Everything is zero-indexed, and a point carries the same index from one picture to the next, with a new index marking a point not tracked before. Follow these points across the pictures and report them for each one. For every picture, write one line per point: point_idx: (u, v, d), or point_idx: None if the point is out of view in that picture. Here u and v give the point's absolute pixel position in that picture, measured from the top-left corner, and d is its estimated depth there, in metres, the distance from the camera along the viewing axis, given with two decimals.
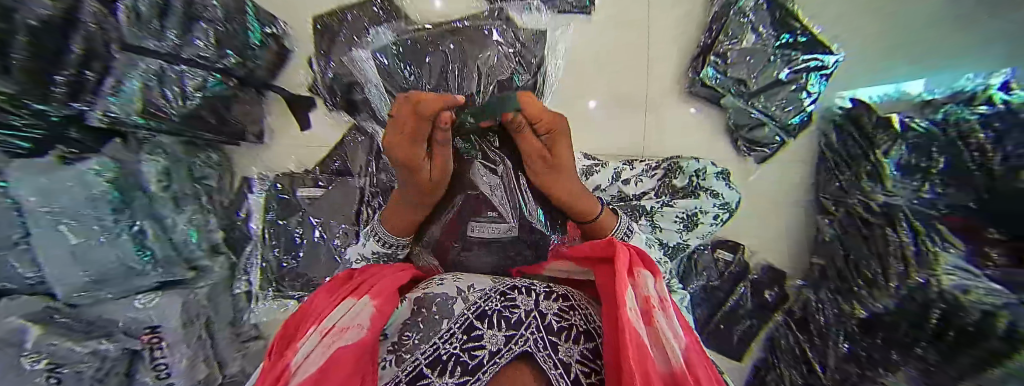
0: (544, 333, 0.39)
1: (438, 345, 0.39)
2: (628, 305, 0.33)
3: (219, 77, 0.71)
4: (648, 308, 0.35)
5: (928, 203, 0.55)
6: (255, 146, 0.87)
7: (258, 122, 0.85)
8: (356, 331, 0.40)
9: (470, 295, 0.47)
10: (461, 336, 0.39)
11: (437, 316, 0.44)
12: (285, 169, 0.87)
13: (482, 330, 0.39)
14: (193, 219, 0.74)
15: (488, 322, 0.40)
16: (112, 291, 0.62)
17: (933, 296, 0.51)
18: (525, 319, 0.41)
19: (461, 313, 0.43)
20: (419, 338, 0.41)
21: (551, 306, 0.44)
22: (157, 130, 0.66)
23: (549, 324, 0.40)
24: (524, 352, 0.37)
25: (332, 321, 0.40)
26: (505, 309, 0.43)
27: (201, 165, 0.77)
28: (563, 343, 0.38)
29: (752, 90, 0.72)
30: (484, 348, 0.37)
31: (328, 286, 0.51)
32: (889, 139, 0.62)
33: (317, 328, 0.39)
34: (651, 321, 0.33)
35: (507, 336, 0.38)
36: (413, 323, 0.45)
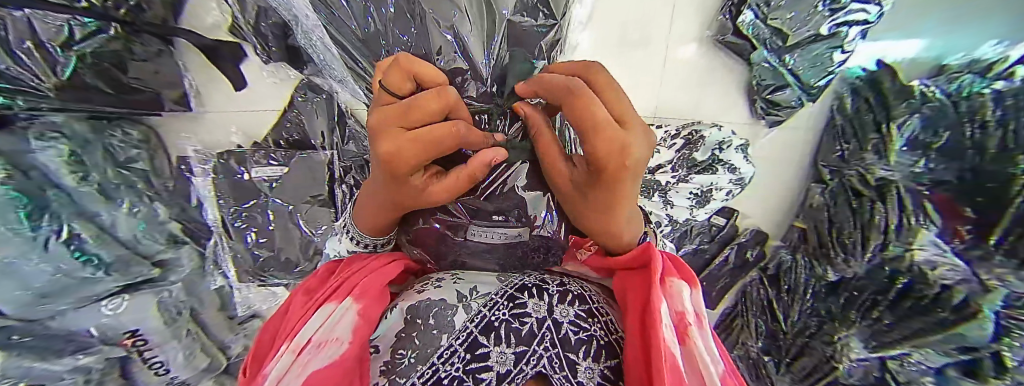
0: (560, 348, 0.32)
1: (436, 365, 0.31)
2: (663, 319, 0.25)
3: (93, 22, 0.51)
4: (684, 325, 0.27)
5: (918, 178, 0.55)
6: (186, 115, 0.71)
7: (179, 83, 0.66)
8: (337, 346, 0.31)
9: (473, 300, 0.37)
10: (463, 355, 0.32)
11: (434, 330, 0.35)
12: (230, 145, 0.72)
13: (488, 347, 0.32)
14: (134, 212, 0.64)
15: (495, 336, 0.33)
16: (65, 303, 0.55)
17: (903, 268, 0.55)
18: (536, 333, 0.33)
19: (461, 326, 0.34)
20: (414, 356, 0.33)
21: (567, 311, 0.36)
22: (38, 109, 0.51)
23: (567, 336, 0.33)
24: (539, 374, 0.31)
25: (307, 335, 0.31)
26: (514, 318, 0.34)
27: (120, 144, 0.64)
28: (582, 361, 0.32)
29: (787, 45, 0.63)
30: (492, 370, 0.31)
31: (307, 286, 0.43)
32: (905, 110, 0.58)
33: (287, 346, 0.30)
34: (689, 344, 0.26)
35: (517, 354, 0.31)
36: (407, 337, 0.36)
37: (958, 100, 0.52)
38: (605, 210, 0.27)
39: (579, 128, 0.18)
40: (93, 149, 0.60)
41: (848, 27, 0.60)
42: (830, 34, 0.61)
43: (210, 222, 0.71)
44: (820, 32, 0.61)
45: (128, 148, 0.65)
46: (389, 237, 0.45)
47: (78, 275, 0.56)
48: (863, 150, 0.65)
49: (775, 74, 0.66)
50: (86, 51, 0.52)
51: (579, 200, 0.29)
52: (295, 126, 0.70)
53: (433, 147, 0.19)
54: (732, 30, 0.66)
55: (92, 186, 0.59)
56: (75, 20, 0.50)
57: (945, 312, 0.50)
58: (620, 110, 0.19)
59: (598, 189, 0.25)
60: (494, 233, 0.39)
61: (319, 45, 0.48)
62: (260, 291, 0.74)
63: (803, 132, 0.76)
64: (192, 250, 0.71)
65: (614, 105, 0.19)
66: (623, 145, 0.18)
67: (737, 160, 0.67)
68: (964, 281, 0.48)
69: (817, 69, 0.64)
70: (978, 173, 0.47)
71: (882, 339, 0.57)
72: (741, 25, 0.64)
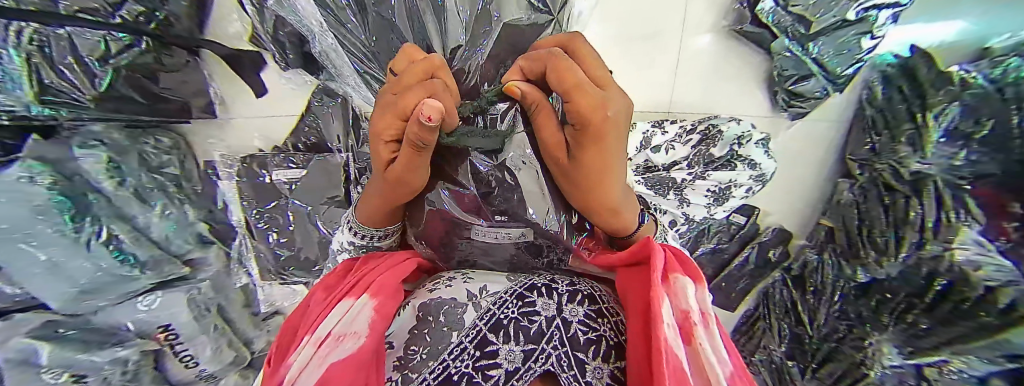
0: (569, 347, 0.32)
1: (447, 361, 0.31)
2: (665, 317, 0.24)
3: (125, 37, 0.55)
4: (690, 326, 0.26)
5: (956, 171, 0.51)
6: (211, 121, 0.74)
7: (204, 91, 0.70)
8: (354, 340, 0.32)
9: (482, 299, 0.38)
10: (472, 351, 0.32)
11: (445, 327, 0.35)
12: (252, 148, 0.75)
13: (497, 344, 0.32)
14: (167, 215, 0.67)
15: (504, 334, 0.33)
16: (108, 298, 0.60)
17: (941, 269, 0.51)
18: (544, 331, 0.33)
19: (472, 324, 0.35)
20: (426, 352, 0.34)
21: (576, 311, 0.36)
22: (81, 118, 0.57)
23: (575, 335, 0.33)
24: (547, 371, 0.30)
25: (326, 330, 0.32)
26: (523, 316, 0.34)
27: (153, 151, 0.67)
28: (591, 361, 0.31)
29: (811, 33, 0.60)
30: (500, 367, 0.30)
31: (326, 284, 0.44)
32: (942, 99, 0.54)
33: (308, 339, 0.31)
34: (694, 345, 0.25)
35: (526, 351, 0.31)
36: (419, 333, 0.36)
37: (1003, 86, 0.47)
38: (596, 187, 0.27)
39: (561, 87, 0.19)
40: (130, 156, 0.64)
41: (879, 10, 0.57)
42: (857, 19, 0.58)
43: (234, 223, 0.75)
44: (848, 17, 0.58)
45: (161, 154, 0.69)
46: (391, 230, 0.46)
47: (114, 272, 0.60)
48: (896, 143, 0.61)
49: (797, 63, 0.63)
50: (120, 64, 0.56)
51: (568, 182, 0.28)
52: (313, 130, 0.73)
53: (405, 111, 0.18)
54: (750, 18, 0.64)
55: (128, 191, 0.63)
56: (111, 35, 0.54)
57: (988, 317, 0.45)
58: (598, 74, 0.21)
59: (584, 161, 0.25)
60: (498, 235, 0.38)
61: (331, 52, 0.50)
62: (281, 289, 0.77)
63: (827, 124, 0.73)
64: (219, 251, 0.74)
65: (592, 68, 0.21)
66: (603, 99, 0.20)
67: (757, 156, 0.64)
68: (1011, 283, 0.42)
69: (845, 56, 0.60)
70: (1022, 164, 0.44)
71: (916, 345, 0.53)
72: (760, 13, 0.63)
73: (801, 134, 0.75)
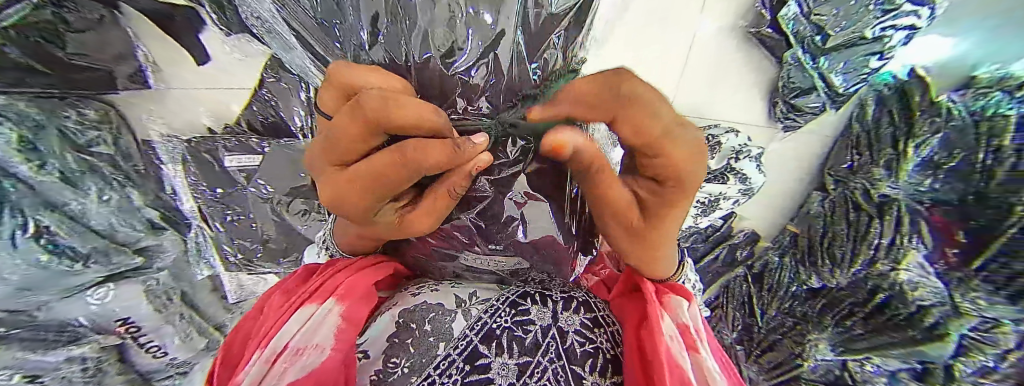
0: (565, 360, 0.31)
1: (432, 376, 0.29)
2: (666, 328, 0.26)
3: None
4: (688, 335, 0.27)
5: (919, 196, 0.56)
6: (146, 92, 0.64)
7: (128, 56, 0.58)
8: (316, 353, 0.29)
9: (472, 307, 0.37)
10: (463, 365, 0.30)
11: (431, 337, 0.33)
12: (200, 126, 0.67)
13: (489, 357, 0.31)
14: (106, 200, 0.60)
15: (497, 345, 0.32)
16: (48, 294, 0.53)
17: (885, 285, 0.59)
18: (541, 340, 0.33)
19: (461, 334, 0.33)
20: (406, 366, 0.31)
21: (571, 320, 0.35)
22: None
23: (571, 348, 0.32)
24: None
25: (284, 340, 0.29)
26: (517, 326, 0.34)
27: (75, 126, 0.57)
28: (588, 376, 0.31)
29: (826, 46, 0.58)
30: (495, 381, 0.29)
31: (285, 287, 0.41)
32: (926, 129, 0.56)
33: (259, 352, 0.27)
34: (697, 354, 0.26)
35: (520, 363, 0.31)
36: (400, 344, 0.34)
37: (980, 120, 0.49)
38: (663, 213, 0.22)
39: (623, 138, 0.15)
40: (48, 134, 0.54)
41: (895, 31, 0.54)
42: (874, 38, 0.55)
43: (186, 209, 0.68)
44: (865, 35, 0.55)
45: (87, 129, 0.58)
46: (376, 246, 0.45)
47: (51, 267, 0.53)
48: (873, 165, 0.63)
49: (805, 75, 0.62)
50: (10, 23, 0.45)
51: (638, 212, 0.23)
52: (268, 109, 0.65)
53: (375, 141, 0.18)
54: (770, 21, 0.61)
55: (53, 175, 0.54)
56: None
57: (913, 331, 0.54)
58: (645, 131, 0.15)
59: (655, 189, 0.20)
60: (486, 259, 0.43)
61: (284, 38, 0.41)
62: (250, 279, 0.73)
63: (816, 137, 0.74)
64: (174, 237, 0.68)
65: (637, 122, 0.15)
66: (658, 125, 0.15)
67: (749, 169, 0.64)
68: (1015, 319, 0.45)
69: (851, 74, 0.59)
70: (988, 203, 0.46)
71: (850, 345, 0.61)
72: (782, 18, 0.60)
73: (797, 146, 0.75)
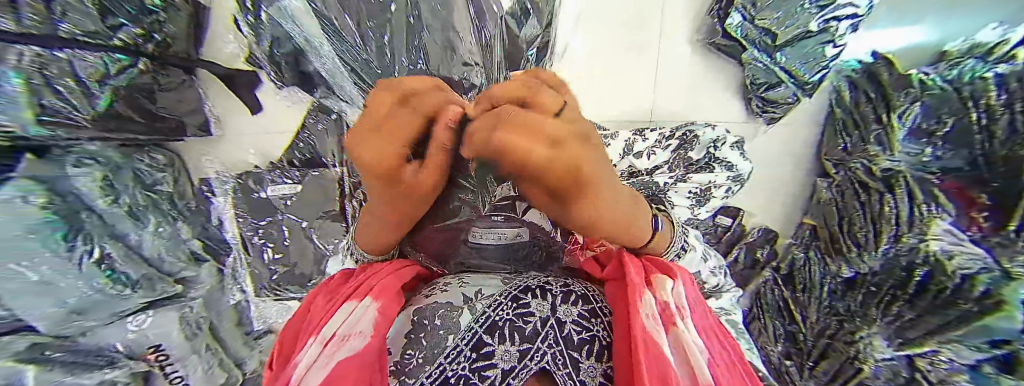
0: (564, 345, 0.31)
1: (443, 366, 0.29)
2: (644, 309, 0.27)
3: (126, 58, 0.58)
4: (669, 316, 0.29)
5: (924, 166, 0.53)
6: (207, 139, 0.78)
7: (199, 110, 0.74)
8: (359, 339, 0.30)
9: (477, 303, 0.37)
10: (470, 353, 0.30)
11: (441, 331, 0.34)
12: (246, 165, 0.79)
13: (492, 345, 0.30)
14: (160, 231, 0.69)
15: (500, 334, 0.31)
16: (95, 319, 0.56)
17: (920, 260, 0.51)
18: (540, 329, 0.32)
19: (467, 327, 0.33)
20: (421, 357, 0.32)
21: (570, 310, 0.35)
22: (77, 139, 0.57)
23: (570, 335, 0.32)
24: (542, 370, 0.30)
25: (332, 330, 0.31)
26: (518, 317, 0.33)
27: (147, 169, 0.69)
28: (585, 360, 0.31)
29: (777, 44, 0.65)
30: (496, 367, 0.29)
31: (328, 288, 0.44)
32: (904, 101, 0.58)
33: (314, 339, 0.30)
34: (675, 331, 0.27)
35: (522, 350, 0.30)
36: (416, 337, 0.34)
37: (959, 87, 0.50)
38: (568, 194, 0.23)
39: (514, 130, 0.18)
40: (124, 174, 0.65)
41: (838, 21, 0.61)
42: (819, 30, 0.62)
43: (229, 237, 0.77)
44: (809, 29, 0.62)
45: (155, 172, 0.71)
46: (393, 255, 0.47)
47: (106, 291, 0.59)
48: (866, 142, 0.65)
49: (768, 72, 0.68)
50: (118, 85, 0.59)
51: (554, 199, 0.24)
52: (306, 146, 0.75)
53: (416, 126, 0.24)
54: (721, 32, 0.70)
55: (120, 208, 0.63)
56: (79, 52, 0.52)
57: (966, 305, 0.43)
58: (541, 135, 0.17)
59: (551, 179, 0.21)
60: (492, 234, 0.47)
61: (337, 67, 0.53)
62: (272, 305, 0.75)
63: (807, 129, 0.79)
64: (212, 268, 0.76)
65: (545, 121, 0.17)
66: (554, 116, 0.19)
67: (733, 157, 0.66)
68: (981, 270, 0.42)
69: (811, 63, 0.64)
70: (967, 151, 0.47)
71: (905, 336, 0.51)
72: (730, 28, 0.68)
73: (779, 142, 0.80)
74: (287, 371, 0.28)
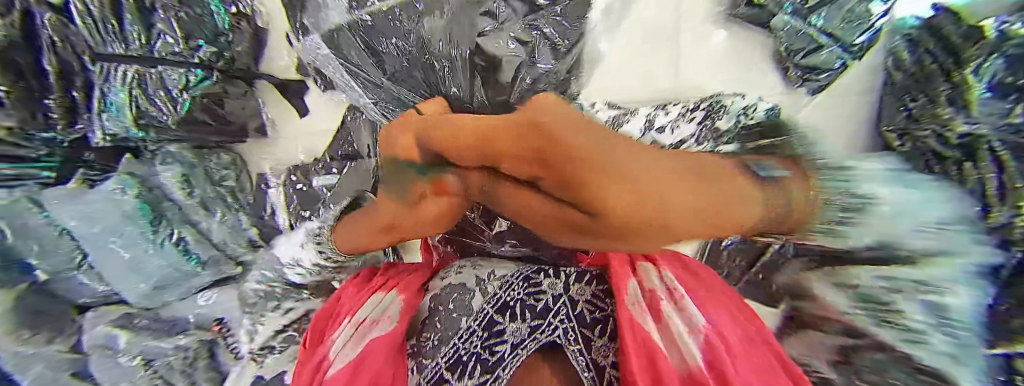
0: (576, 323, 0.38)
1: (457, 345, 0.38)
2: (628, 288, 0.41)
3: (201, 73, 0.70)
4: (657, 300, 0.43)
5: (1020, 126, 0.40)
6: (264, 140, 0.88)
7: (258, 115, 0.84)
8: (384, 325, 0.48)
9: (488, 285, 0.47)
10: (484, 332, 0.38)
11: (454, 311, 0.43)
12: (297, 160, 0.88)
13: (503, 324, 0.39)
14: (223, 221, 0.78)
15: (510, 314, 0.40)
16: (172, 295, 0.68)
17: None
18: (552, 306, 0.40)
19: (479, 309, 0.42)
20: (437, 339, 0.41)
21: (580, 291, 0.43)
22: (163, 139, 0.70)
23: (582, 315, 0.39)
24: (553, 342, 0.37)
25: (365, 315, 0.51)
26: (529, 296, 0.42)
27: (216, 167, 0.80)
28: (596, 339, 0.37)
29: (811, 5, 0.66)
30: (505, 343, 0.36)
31: (358, 281, 0.59)
32: (983, 52, 0.46)
33: (351, 321, 0.50)
34: (665, 321, 0.40)
35: (532, 326, 0.38)
36: (431, 321, 0.44)
37: None
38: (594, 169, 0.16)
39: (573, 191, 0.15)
40: (197, 172, 0.75)
41: None
42: None
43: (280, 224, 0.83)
44: None
45: (223, 169, 0.81)
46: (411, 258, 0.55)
47: (183, 270, 0.68)
48: (937, 106, 0.51)
49: (802, 36, 0.68)
50: (196, 94, 0.70)
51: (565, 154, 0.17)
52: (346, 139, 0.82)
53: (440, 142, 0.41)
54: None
55: (194, 201, 0.74)
56: (165, 70, 0.65)
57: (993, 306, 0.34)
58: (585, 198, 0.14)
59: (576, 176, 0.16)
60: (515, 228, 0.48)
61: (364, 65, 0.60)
62: None
63: (857, 96, 0.65)
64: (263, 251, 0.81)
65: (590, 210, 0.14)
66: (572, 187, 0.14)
67: None
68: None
69: (856, 23, 0.63)
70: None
71: None
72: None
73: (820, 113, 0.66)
74: (328, 344, 0.47)
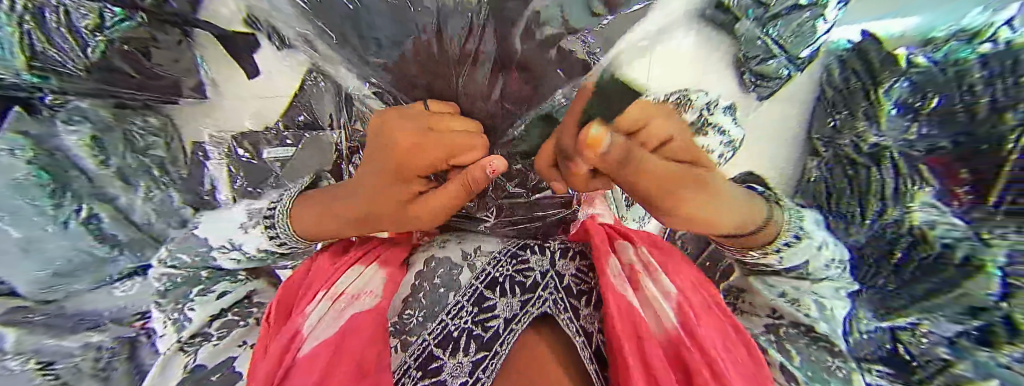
0: (566, 295, 0.59)
1: (444, 321, 0.57)
2: (610, 268, 0.58)
3: (120, 10, 0.56)
4: (635, 274, 0.59)
5: (910, 143, 0.45)
6: (202, 103, 0.78)
7: (193, 70, 0.73)
8: (369, 297, 0.63)
9: (474, 261, 0.66)
10: (473, 310, 0.58)
11: (439, 289, 0.62)
12: (240, 127, 0.84)
13: (493, 300, 0.58)
14: (152, 197, 0.65)
15: (498, 291, 0.60)
16: (82, 282, 0.59)
17: (891, 241, 0.50)
18: (541, 281, 0.60)
19: (470, 283, 0.62)
20: (421, 316, 0.59)
21: (565, 266, 0.63)
22: (65, 93, 0.55)
23: (568, 285, 0.61)
24: (544, 315, 0.58)
25: (343, 287, 0.63)
26: (517, 274, 0.62)
27: (140, 131, 0.65)
28: (584, 310, 0.58)
29: None
30: (497, 319, 0.56)
31: (327, 258, 0.70)
32: (892, 75, 0.50)
33: (327, 292, 0.62)
34: (641, 285, 0.57)
35: (521, 303, 0.58)
36: (413, 299, 0.62)
37: (947, 66, 0.43)
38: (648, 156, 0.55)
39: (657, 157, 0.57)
40: (114, 137, 0.61)
41: None
42: None
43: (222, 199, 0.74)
44: None
45: (149, 136, 0.67)
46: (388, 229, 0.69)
47: (93, 252, 0.58)
48: (855, 118, 0.54)
49: None
50: (109, 34, 0.56)
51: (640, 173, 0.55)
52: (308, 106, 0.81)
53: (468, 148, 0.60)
54: None
55: (112, 172, 0.60)
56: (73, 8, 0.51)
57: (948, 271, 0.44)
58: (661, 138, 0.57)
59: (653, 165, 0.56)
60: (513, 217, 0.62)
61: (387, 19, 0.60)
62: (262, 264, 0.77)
63: None
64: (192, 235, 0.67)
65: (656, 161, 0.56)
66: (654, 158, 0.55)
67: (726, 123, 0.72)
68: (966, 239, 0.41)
69: None
70: None
71: (890, 306, 0.53)
72: None
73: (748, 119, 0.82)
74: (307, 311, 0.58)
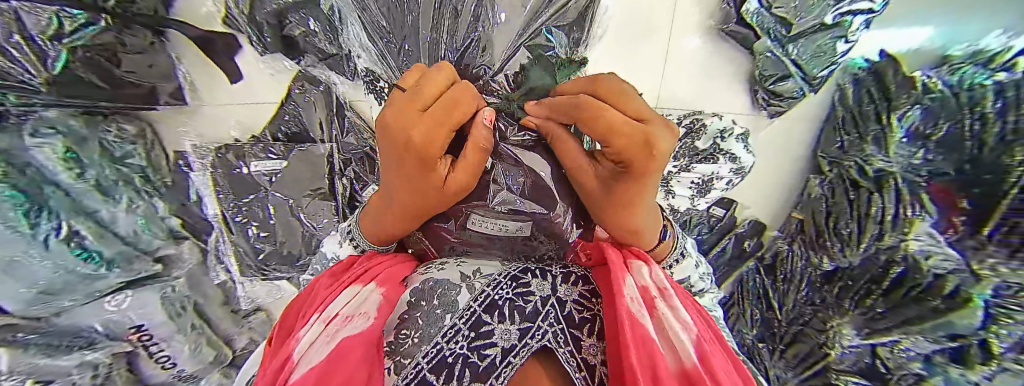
0: (565, 324, 0.25)
1: (439, 343, 0.23)
2: (628, 292, 0.26)
3: (82, 14, 0.53)
4: (649, 299, 0.28)
5: (916, 169, 0.54)
6: (182, 108, 0.72)
7: (172, 75, 0.67)
8: (363, 319, 0.27)
9: (476, 280, 0.30)
10: (466, 332, 0.24)
11: (438, 310, 0.27)
12: (229, 138, 0.73)
13: (491, 324, 0.24)
14: (134, 207, 0.68)
15: (500, 312, 0.25)
16: (73, 298, 0.61)
17: (897, 258, 0.54)
18: (540, 307, 0.26)
19: (465, 306, 0.27)
20: (417, 336, 0.25)
21: (570, 291, 0.29)
22: (31, 104, 0.55)
23: (570, 313, 0.26)
24: (543, 348, 0.23)
25: (336, 310, 0.29)
26: (517, 296, 0.27)
27: (115, 140, 0.66)
28: (585, 338, 0.24)
29: (791, 34, 0.63)
30: (497, 345, 0.22)
31: (332, 271, 0.41)
32: (907, 101, 0.57)
33: (318, 316, 0.29)
34: (657, 312, 0.26)
35: (521, 328, 0.24)
36: (410, 317, 0.28)
37: (959, 92, 0.49)
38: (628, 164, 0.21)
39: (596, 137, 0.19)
40: (91, 146, 0.63)
41: (853, 16, 0.59)
42: (833, 23, 0.60)
43: (210, 214, 0.72)
44: (824, 21, 0.60)
45: (124, 143, 0.67)
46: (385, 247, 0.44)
47: (75, 271, 0.60)
48: (864, 141, 0.63)
49: (777, 64, 0.67)
50: (74, 44, 0.54)
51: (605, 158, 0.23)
52: (295, 118, 0.70)
53: (471, 108, 0.24)
54: (736, 18, 0.67)
55: (88, 183, 0.63)
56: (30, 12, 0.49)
57: (935, 302, 0.48)
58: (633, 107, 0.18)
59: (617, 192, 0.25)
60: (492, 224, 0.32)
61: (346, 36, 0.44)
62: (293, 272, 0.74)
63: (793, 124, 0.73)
64: (193, 246, 0.75)
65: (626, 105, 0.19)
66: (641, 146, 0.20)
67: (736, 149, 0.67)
68: (957, 271, 0.46)
69: (821, 58, 0.63)
70: (948, 152, 0.49)
71: (874, 326, 0.57)
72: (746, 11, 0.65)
73: (759, 148, 0.76)
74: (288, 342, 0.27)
